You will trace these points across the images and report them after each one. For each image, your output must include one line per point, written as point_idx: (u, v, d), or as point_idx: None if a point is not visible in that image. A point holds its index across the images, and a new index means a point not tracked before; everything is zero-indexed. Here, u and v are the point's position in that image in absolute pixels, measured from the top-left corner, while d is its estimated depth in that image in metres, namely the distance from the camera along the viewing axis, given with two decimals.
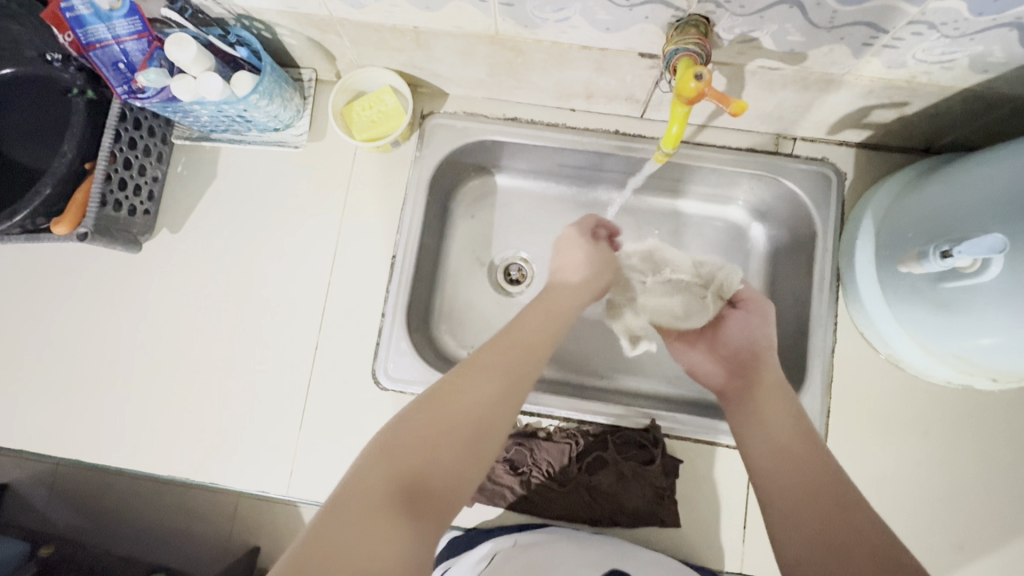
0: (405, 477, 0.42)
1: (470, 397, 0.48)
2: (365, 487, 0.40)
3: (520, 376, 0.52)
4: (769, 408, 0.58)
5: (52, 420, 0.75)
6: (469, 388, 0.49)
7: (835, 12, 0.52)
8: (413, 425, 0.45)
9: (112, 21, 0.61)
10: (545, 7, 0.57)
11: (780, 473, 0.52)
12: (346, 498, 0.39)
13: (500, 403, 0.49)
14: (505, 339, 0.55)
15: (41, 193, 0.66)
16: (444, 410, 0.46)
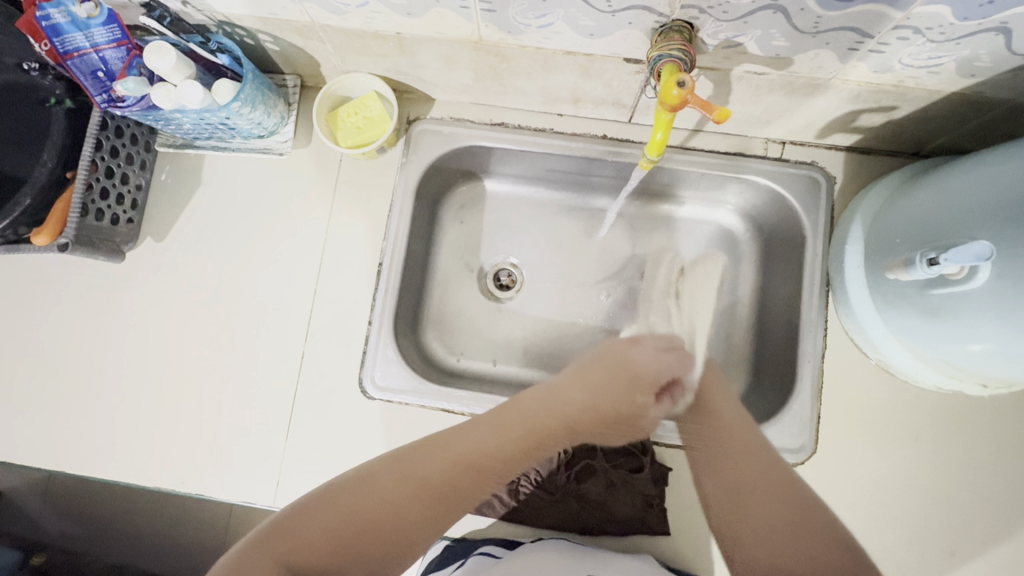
0: (319, 543, 0.48)
1: (405, 481, 0.53)
2: (287, 542, 0.48)
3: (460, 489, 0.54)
4: (729, 428, 0.64)
5: (35, 432, 0.75)
6: (412, 472, 0.54)
7: (819, 17, 0.51)
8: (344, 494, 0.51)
9: (89, 29, 0.60)
10: (527, 13, 0.56)
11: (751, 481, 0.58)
12: (278, 540, 0.48)
13: (425, 512, 0.52)
14: (463, 438, 0.57)
15: (21, 204, 0.65)
16: (374, 486, 0.52)
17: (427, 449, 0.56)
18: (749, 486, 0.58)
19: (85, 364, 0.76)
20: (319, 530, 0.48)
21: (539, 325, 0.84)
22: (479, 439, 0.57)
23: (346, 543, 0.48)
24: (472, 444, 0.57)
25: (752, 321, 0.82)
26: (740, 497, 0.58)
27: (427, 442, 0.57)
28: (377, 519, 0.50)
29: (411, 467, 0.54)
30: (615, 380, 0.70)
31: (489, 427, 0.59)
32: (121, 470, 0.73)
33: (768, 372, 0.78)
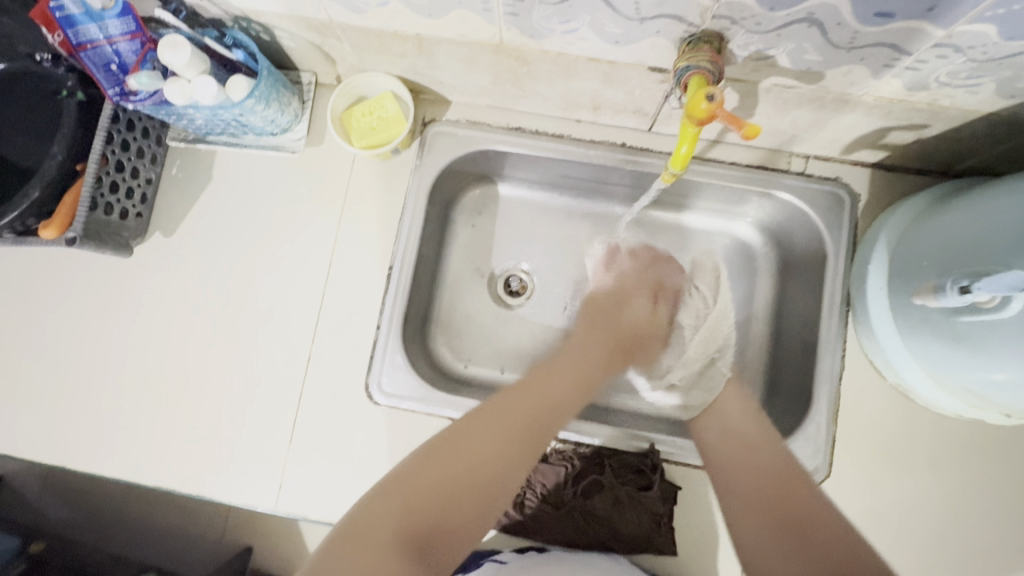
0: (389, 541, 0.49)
1: (464, 469, 0.54)
2: (355, 552, 0.47)
3: (537, 429, 0.59)
4: (738, 432, 0.65)
5: (35, 425, 0.74)
6: (460, 466, 0.54)
7: (856, 33, 0.49)
8: (391, 503, 0.51)
9: (104, 21, 0.59)
10: (552, 18, 0.55)
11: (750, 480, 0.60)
12: (365, 526, 0.49)
13: (519, 458, 0.57)
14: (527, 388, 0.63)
15: (29, 196, 0.63)
16: (461, 448, 0.56)
17: (462, 436, 0.56)
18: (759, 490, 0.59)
19: (91, 358, 0.75)
20: (416, 500, 0.51)
21: (548, 334, 0.83)
22: (543, 382, 0.64)
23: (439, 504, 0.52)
24: (517, 416, 0.60)
25: (767, 337, 0.80)
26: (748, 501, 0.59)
27: (457, 430, 0.57)
28: (459, 488, 0.53)
29: (456, 460, 0.54)
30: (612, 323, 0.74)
31: (529, 395, 0.62)
32: (122, 465, 0.72)
33: (783, 391, 0.76)
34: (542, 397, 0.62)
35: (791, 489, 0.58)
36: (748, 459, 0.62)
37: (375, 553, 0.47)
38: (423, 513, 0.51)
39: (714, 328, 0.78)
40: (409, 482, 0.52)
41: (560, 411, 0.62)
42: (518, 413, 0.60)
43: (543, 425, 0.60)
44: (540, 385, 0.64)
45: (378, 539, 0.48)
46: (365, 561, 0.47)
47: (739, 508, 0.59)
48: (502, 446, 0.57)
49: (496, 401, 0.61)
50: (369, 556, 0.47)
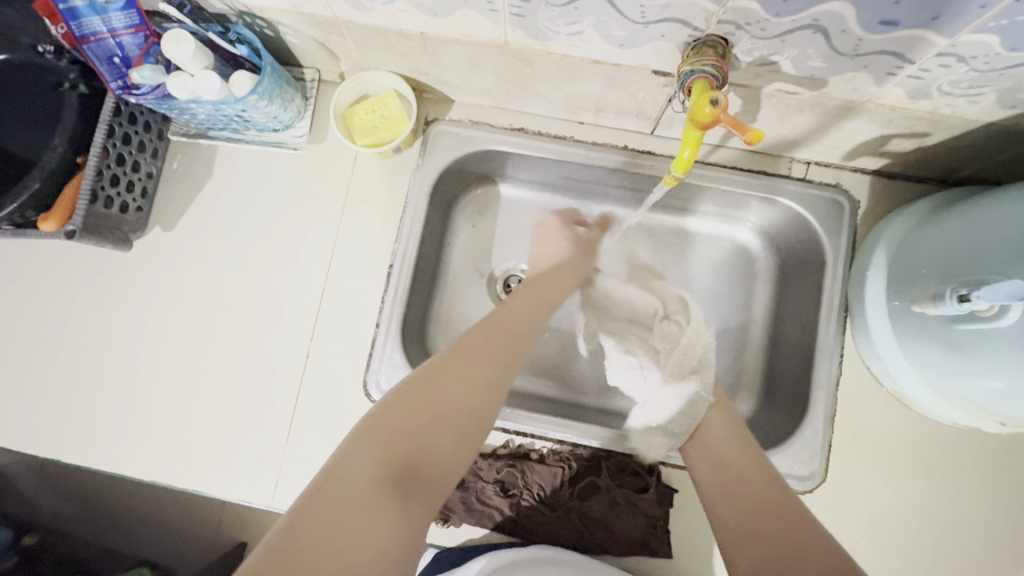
0: (370, 486, 0.45)
1: (438, 402, 0.51)
2: (334, 502, 0.43)
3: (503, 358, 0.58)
4: (726, 449, 0.63)
5: (30, 418, 0.74)
6: (434, 406, 0.51)
7: (860, 40, 0.49)
8: (366, 445, 0.47)
9: (108, 13, 0.59)
10: (558, 20, 0.55)
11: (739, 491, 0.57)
12: (340, 479, 0.45)
13: (491, 385, 0.55)
14: (491, 322, 0.61)
15: (30, 187, 0.64)
16: (432, 385, 0.52)
17: (429, 379, 0.53)
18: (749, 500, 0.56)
19: (89, 352, 0.75)
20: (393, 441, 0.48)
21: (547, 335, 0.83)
22: (504, 316, 0.62)
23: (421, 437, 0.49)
24: (480, 359, 0.56)
25: (765, 341, 0.81)
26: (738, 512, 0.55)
27: (423, 372, 0.53)
28: (436, 418, 0.50)
29: (428, 400, 0.51)
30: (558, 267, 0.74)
31: (489, 327, 0.60)
32: (117, 459, 0.72)
33: (780, 396, 0.76)
34: (504, 329, 0.61)
35: (778, 498, 0.55)
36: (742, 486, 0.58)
37: (354, 496, 0.44)
38: (404, 451, 0.48)
39: (691, 344, 0.76)
40: (383, 424, 0.49)
41: (523, 340, 0.61)
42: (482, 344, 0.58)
43: (510, 359, 0.58)
44: (496, 330, 0.60)
45: (357, 478, 0.45)
46: (350, 487, 0.44)
47: (729, 518, 0.55)
48: (472, 382, 0.54)
49: (455, 345, 0.57)
50: (348, 504, 0.43)
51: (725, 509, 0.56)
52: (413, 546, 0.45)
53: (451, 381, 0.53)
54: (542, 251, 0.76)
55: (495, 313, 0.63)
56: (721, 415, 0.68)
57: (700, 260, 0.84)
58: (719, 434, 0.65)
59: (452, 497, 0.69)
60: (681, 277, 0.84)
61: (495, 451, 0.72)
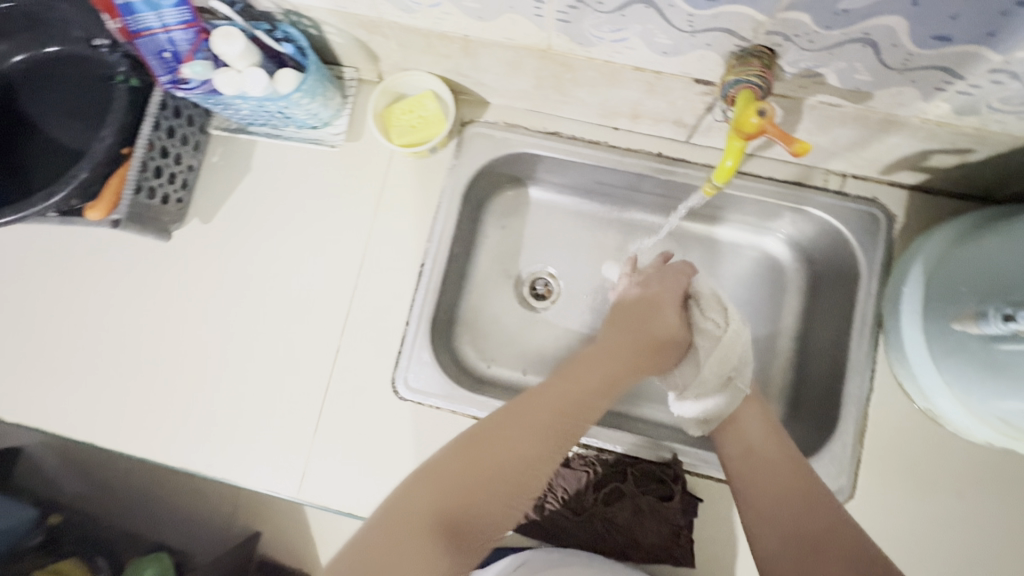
0: (423, 535, 0.46)
1: (499, 466, 0.52)
2: (390, 542, 0.46)
3: (570, 430, 0.57)
4: (750, 427, 0.65)
5: (68, 400, 0.75)
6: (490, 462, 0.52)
7: (910, 55, 0.49)
8: (426, 488, 0.49)
9: (162, 9, 0.60)
10: (603, 26, 0.55)
11: (761, 473, 0.60)
12: (396, 521, 0.47)
13: (551, 459, 0.55)
14: (566, 386, 0.59)
15: (79, 176, 0.63)
16: (498, 447, 0.53)
17: (488, 434, 0.53)
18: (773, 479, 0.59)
19: (124, 340, 0.77)
20: (450, 493, 0.49)
21: (572, 339, 0.83)
22: (578, 377, 0.61)
23: (477, 496, 0.50)
24: (546, 425, 0.55)
25: (793, 353, 0.80)
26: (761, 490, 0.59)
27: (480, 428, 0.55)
28: (496, 482, 0.51)
29: (492, 459, 0.52)
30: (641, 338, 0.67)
31: (563, 388, 0.59)
32: (147, 444, 0.74)
33: (808, 408, 0.76)
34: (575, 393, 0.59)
35: (802, 480, 0.58)
36: (768, 470, 0.60)
37: (408, 540, 0.46)
38: (459, 507, 0.49)
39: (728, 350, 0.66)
40: (445, 476, 0.50)
41: (593, 409, 0.59)
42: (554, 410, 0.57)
43: (573, 432, 0.57)
44: (566, 392, 0.59)
45: (413, 525, 0.47)
46: (405, 533, 0.46)
47: (754, 501, 0.58)
48: (533, 452, 0.54)
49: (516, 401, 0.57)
50: (403, 543, 0.46)
51: (749, 492, 0.59)
52: None
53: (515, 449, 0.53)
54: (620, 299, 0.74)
55: (568, 372, 0.61)
56: (751, 406, 0.67)
57: (729, 269, 0.84)
58: (754, 426, 0.65)
59: None
60: (710, 285, 0.84)
61: None
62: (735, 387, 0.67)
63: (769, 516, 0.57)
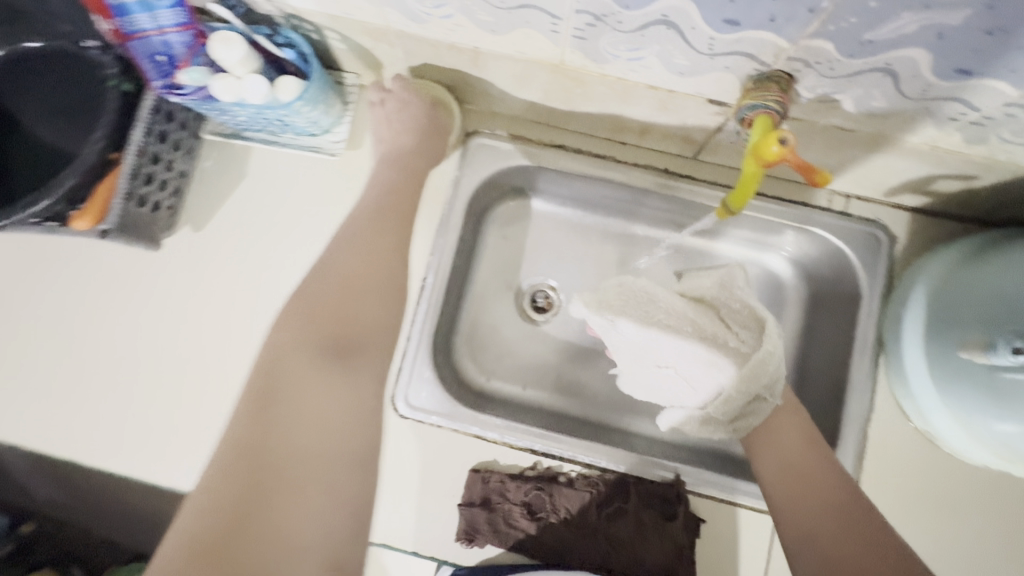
0: (310, 363, 0.54)
1: (347, 275, 0.61)
2: (283, 382, 0.52)
3: (401, 229, 0.67)
4: (786, 435, 0.65)
5: (47, 413, 0.72)
6: (324, 275, 0.61)
7: (929, 86, 0.49)
8: (298, 331, 0.56)
9: (156, 10, 0.57)
10: (620, 45, 0.54)
11: (792, 489, 0.61)
12: (280, 363, 0.54)
13: (396, 254, 0.65)
14: (387, 204, 0.68)
15: (64, 184, 0.60)
16: (340, 260, 0.62)
17: (336, 260, 0.62)
18: (798, 472, 0.61)
19: (108, 353, 0.73)
20: (314, 318, 0.57)
21: (572, 352, 0.83)
22: (396, 196, 0.69)
23: (332, 303, 0.59)
24: (384, 226, 0.66)
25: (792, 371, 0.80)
26: (787, 483, 0.61)
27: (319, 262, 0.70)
28: (350, 287, 0.60)
29: (338, 278, 0.61)
30: (419, 160, 0.72)
31: (381, 189, 0.69)
32: (132, 458, 0.71)
33: None
34: (392, 195, 0.69)
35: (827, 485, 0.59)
36: (811, 488, 0.60)
37: (302, 373, 0.53)
38: (330, 326, 0.57)
39: (761, 365, 0.66)
40: (304, 310, 0.58)
41: (410, 197, 0.70)
42: (377, 217, 0.67)
43: (408, 225, 0.68)
44: (393, 205, 0.68)
45: (295, 358, 0.54)
46: (294, 366, 0.54)
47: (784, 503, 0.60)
48: (375, 252, 0.64)
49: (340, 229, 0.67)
50: (313, 380, 0.53)
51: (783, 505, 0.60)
52: (367, 397, 0.55)
53: (356, 254, 0.63)
54: (391, 131, 0.72)
55: (388, 189, 0.69)
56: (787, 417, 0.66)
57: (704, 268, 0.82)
58: (786, 438, 0.65)
59: (478, 518, 0.68)
60: None
61: (523, 472, 0.72)
62: (761, 401, 0.67)
63: (801, 524, 0.58)
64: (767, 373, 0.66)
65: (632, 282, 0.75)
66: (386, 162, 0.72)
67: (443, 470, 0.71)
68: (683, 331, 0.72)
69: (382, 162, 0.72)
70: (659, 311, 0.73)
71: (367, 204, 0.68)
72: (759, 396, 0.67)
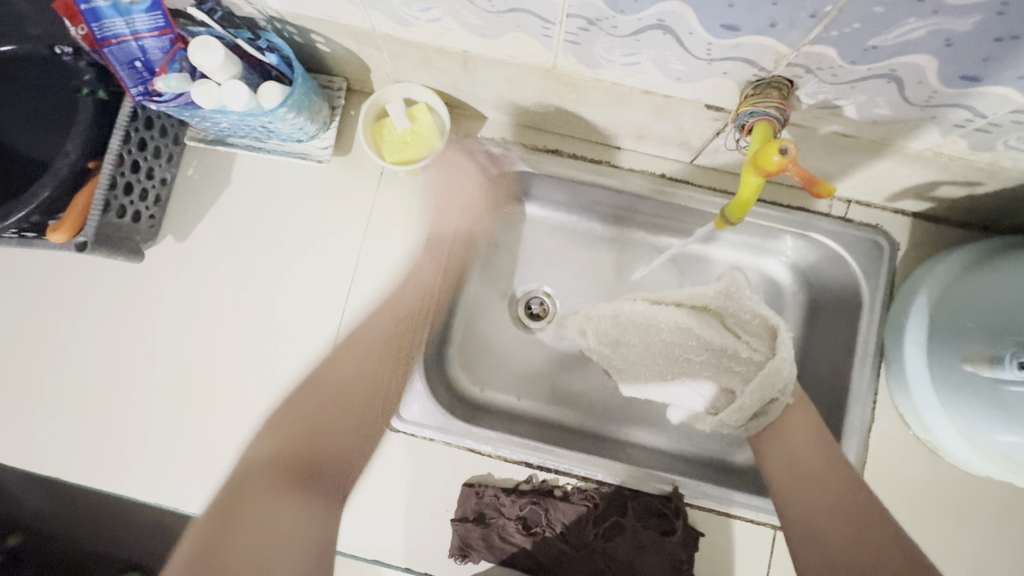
0: (274, 477, 0.53)
1: (332, 397, 0.63)
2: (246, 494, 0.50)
3: (377, 390, 0.67)
4: (793, 434, 0.63)
5: (28, 430, 0.70)
6: (320, 392, 0.64)
7: (934, 92, 0.47)
8: (273, 444, 0.57)
9: (131, 15, 0.54)
10: (614, 50, 0.52)
11: (799, 489, 0.60)
12: (241, 475, 0.52)
13: (380, 368, 0.68)
14: (347, 361, 0.67)
15: (39, 195, 0.59)
16: (318, 392, 0.64)
17: (333, 367, 0.66)
18: (805, 470, 0.60)
19: (91, 367, 0.71)
20: (287, 427, 0.59)
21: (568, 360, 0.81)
22: (354, 362, 0.67)
23: (317, 414, 0.61)
24: (355, 364, 0.67)
25: None
26: (793, 480, 0.60)
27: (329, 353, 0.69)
28: (335, 397, 0.63)
29: (312, 401, 0.62)
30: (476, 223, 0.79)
31: (338, 371, 0.66)
32: (117, 476, 0.69)
33: None
34: (378, 358, 0.68)
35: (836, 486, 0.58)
36: (818, 489, 0.59)
37: (264, 483, 0.52)
38: (301, 442, 0.57)
39: (775, 370, 0.64)
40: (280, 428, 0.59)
41: (385, 387, 0.68)
42: (357, 369, 0.67)
43: (385, 390, 0.68)
44: (386, 352, 0.69)
45: (260, 469, 0.53)
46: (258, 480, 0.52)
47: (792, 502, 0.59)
48: (352, 372, 0.66)
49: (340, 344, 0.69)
50: (266, 493, 0.51)
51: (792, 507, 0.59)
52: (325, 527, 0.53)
53: (338, 371, 0.66)
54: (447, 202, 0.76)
55: (355, 363, 0.67)
56: (800, 415, 0.64)
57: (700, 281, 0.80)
58: (795, 437, 0.63)
59: (472, 534, 0.67)
60: None
61: (518, 486, 0.70)
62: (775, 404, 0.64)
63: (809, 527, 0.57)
64: (782, 376, 0.64)
65: (635, 304, 0.75)
66: (430, 253, 0.74)
67: (436, 484, 0.70)
68: (688, 346, 0.71)
69: (425, 252, 0.74)
70: (659, 328, 0.73)
71: (398, 309, 0.71)
72: (774, 399, 0.64)
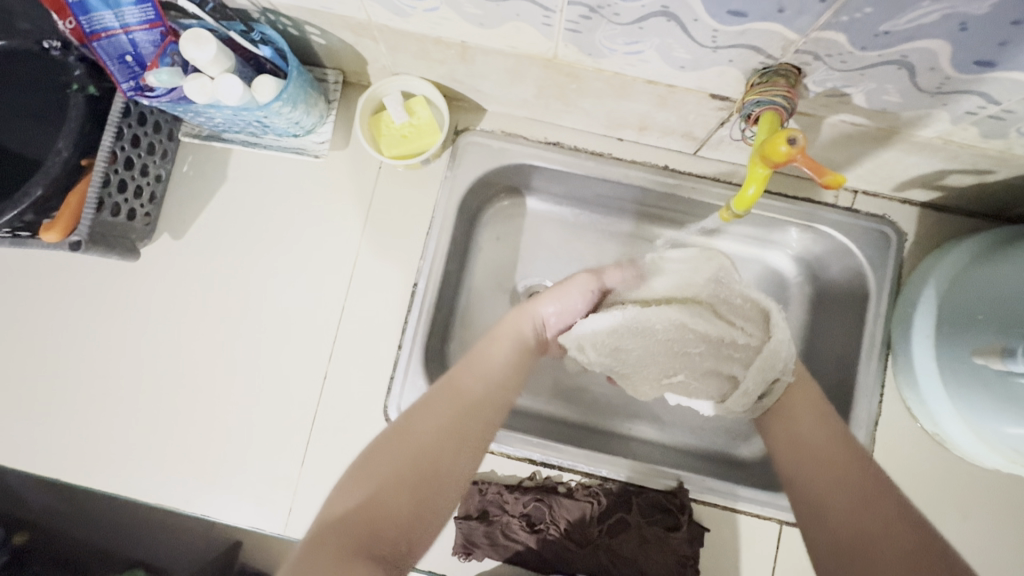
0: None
1: (420, 448, 0.47)
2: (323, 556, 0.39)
3: (471, 439, 0.50)
4: (803, 414, 0.58)
5: (28, 432, 0.69)
6: (394, 459, 0.45)
7: (947, 79, 0.46)
8: (340, 521, 0.41)
9: (121, 8, 0.53)
10: (617, 38, 0.51)
11: (802, 464, 0.53)
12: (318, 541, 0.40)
13: (478, 414, 0.52)
14: (438, 396, 0.52)
15: (30, 194, 0.58)
16: (400, 445, 0.46)
17: (423, 405, 0.51)
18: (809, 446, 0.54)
19: (90, 368, 0.71)
20: (358, 511, 0.41)
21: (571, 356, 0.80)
22: (465, 384, 0.54)
23: (406, 474, 0.45)
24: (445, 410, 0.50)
25: None
26: (798, 455, 0.54)
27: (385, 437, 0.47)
28: (419, 466, 0.45)
29: (389, 460, 0.45)
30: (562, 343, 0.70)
31: (430, 411, 0.50)
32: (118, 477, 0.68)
33: None
34: (471, 408, 0.52)
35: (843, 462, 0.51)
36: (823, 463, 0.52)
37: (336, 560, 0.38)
38: (372, 526, 0.41)
39: (772, 352, 0.62)
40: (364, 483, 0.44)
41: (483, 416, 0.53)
42: (452, 414, 0.51)
43: (471, 437, 0.50)
44: (478, 405, 0.52)
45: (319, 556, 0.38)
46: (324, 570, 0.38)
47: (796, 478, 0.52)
48: (452, 421, 0.50)
49: (420, 401, 0.51)
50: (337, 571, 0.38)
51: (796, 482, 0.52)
52: None
53: (432, 417, 0.50)
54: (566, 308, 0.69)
55: (457, 394, 0.53)
56: (801, 397, 0.60)
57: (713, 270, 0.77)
58: (803, 415, 0.58)
59: (476, 532, 0.66)
60: None
61: (522, 483, 0.70)
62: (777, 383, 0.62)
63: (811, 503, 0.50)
64: (780, 356, 0.62)
65: (627, 310, 0.68)
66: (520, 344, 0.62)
67: None
68: (685, 340, 0.68)
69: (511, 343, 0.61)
70: (655, 320, 0.69)
71: (489, 379, 0.55)
72: (775, 379, 0.62)
